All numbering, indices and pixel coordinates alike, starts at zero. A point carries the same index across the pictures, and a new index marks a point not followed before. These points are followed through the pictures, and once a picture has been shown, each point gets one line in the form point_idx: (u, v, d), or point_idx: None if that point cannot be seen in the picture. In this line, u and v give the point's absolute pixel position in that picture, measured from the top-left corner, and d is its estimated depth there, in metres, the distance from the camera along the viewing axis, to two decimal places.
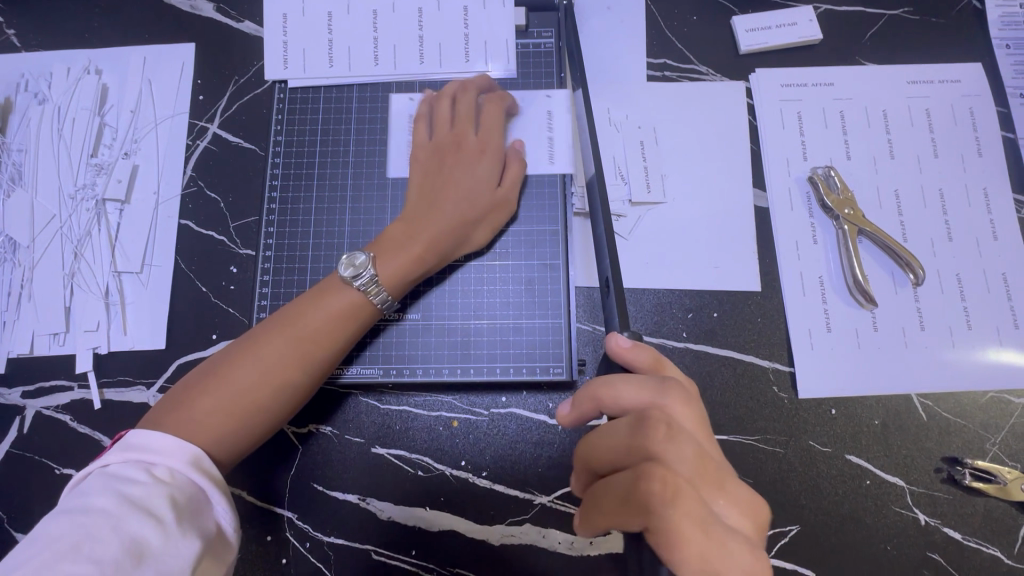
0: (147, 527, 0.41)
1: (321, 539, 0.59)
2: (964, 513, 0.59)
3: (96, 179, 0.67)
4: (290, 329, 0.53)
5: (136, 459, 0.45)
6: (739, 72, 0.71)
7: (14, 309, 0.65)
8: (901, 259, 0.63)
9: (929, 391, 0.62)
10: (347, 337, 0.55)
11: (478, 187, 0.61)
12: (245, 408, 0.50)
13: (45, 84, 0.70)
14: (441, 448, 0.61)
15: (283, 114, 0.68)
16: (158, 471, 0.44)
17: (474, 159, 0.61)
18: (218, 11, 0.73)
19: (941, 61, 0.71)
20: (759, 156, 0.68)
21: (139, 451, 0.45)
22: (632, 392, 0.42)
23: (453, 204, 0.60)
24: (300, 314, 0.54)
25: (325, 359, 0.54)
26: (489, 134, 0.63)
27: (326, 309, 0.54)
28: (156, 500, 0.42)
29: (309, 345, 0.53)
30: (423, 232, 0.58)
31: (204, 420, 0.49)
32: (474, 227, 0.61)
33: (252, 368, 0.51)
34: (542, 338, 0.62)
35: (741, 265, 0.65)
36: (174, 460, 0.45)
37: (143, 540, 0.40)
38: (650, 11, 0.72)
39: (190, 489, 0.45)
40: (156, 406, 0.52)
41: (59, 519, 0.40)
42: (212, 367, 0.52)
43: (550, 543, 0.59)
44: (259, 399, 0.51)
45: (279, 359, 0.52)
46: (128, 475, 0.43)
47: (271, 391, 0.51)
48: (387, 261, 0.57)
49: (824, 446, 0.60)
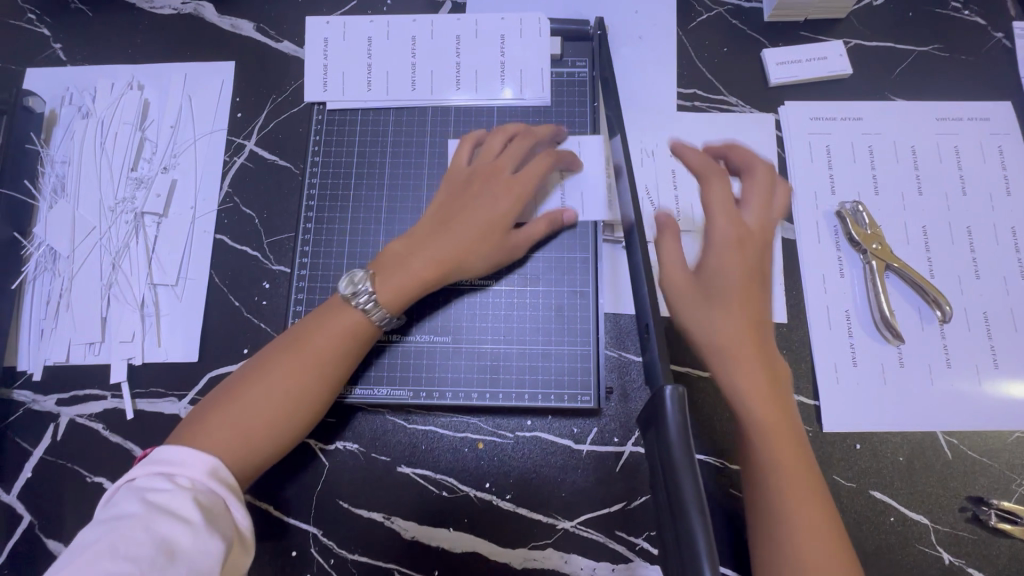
0: (175, 528, 0.42)
1: (345, 554, 0.60)
2: (989, 553, 0.58)
3: (136, 193, 0.69)
4: (300, 352, 0.54)
5: (159, 471, 0.46)
6: (769, 104, 0.72)
7: (52, 317, 0.66)
8: (928, 295, 0.64)
9: (955, 429, 0.62)
10: (352, 357, 0.56)
11: (490, 223, 0.60)
12: (259, 430, 0.51)
13: (89, 98, 0.72)
14: (466, 469, 0.62)
15: (320, 135, 0.70)
16: (181, 480, 0.45)
17: (504, 195, 0.61)
18: (258, 31, 0.75)
19: (970, 98, 0.72)
20: (787, 188, 0.69)
21: (161, 464, 0.46)
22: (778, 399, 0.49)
23: (462, 232, 0.59)
24: (308, 335, 0.55)
25: (337, 373, 0.55)
26: (528, 176, 0.61)
27: (336, 332, 0.55)
28: (181, 504, 0.43)
29: (319, 364, 0.53)
30: (426, 252, 0.58)
31: (225, 437, 0.49)
32: (477, 256, 0.59)
33: (264, 391, 0.52)
34: (570, 364, 0.63)
35: (767, 297, 0.65)
36: (195, 470, 0.46)
37: (172, 540, 0.41)
38: (681, 42, 0.73)
39: (213, 495, 0.46)
40: (183, 421, 0.51)
41: (94, 527, 0.42)
42: (230, 390, 0.52)
43: (572, 568, 0.59)
44: (284, 410, 0.52)
45: (294, 381, 0.52)
46: (154, 484, 0.44)
47: (292, 404, 0.52)
48: (387, 277, 0.57)
49: (848, 481, 0.61)
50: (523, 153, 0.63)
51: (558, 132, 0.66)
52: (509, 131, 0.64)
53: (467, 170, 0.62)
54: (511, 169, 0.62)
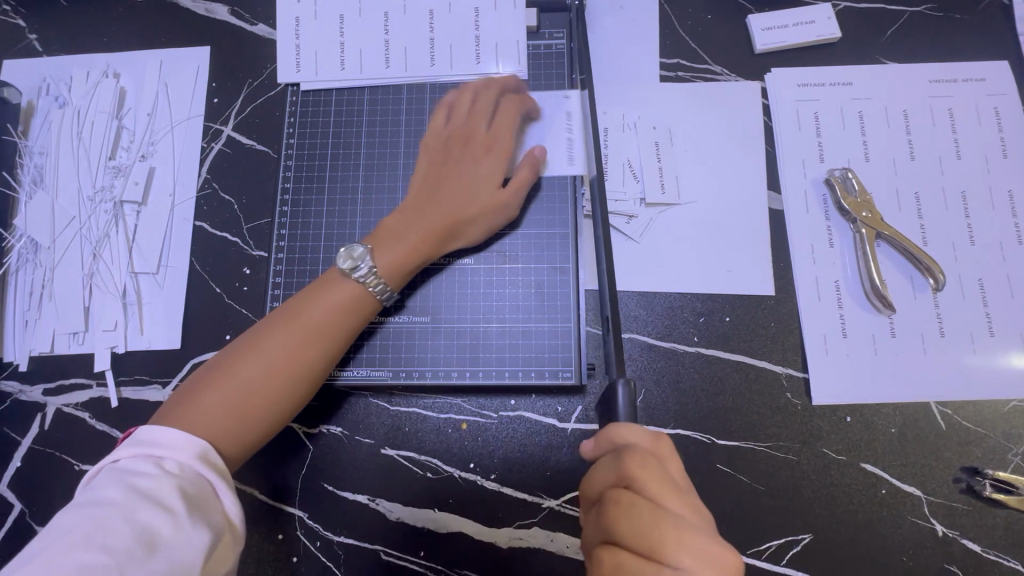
0: (157, 517, 0.41)
1: (331, 537, 0.60)
2: (984, 525, 0.57)
3: (114, 181, 0.69)
4: (294, 324, 0.53)
5: (146, 454, 0.45)
6: (755, 72, 0.70)
7: (36, 308, 0.66)
8: (920, 263, 0.62)
9: (948, 399, 0.60)
10: (348, 329, 0.55)
11: (482, 188, 0.61)
12: (252, 403, 0.50)
13: (65, 88, 0.72)
14: (449, 449, 0.61)
15: (295, 118, 0.69)
16: (168, 465, 0.45)
17: (494, 159, 0.62)
18: (233, 14, 0.74)
19: (965, 59, 0.69)
20: (774, 158, 0.67)
21: (147, 446, 0.46)
22: (647, 450, 0.46)
23: (448, 198, 0.60)
24: (301, 307, 0.54)
25: (332, 346, 0.54)
26: (503, 135, 0.62)
27: (331, 306, 0.55)
28: (166, 492, 0.42)
29: (314, 338, 0.53)
30: (421, 221, 0.59)
31: (218, 413, 0.49)
32: (471, 222, 0.60)
33: (259, 364, 0.51)
34: (552, 342, 0.62)
35: (754, 269, 0.64)
36: (184, 455, 0.46)
37: (154, 530, 0.41)
38: (663, 10, 0.71)
39: (199, 482, 0.45)
40: (171, 400, 0.51)
41: (71, 511, 0.41)
42: (221, 365, 0.52)
43: (558, 546, 0.58)
44: (278, 383, 0.51)
45: (286, 354, 0.52)
46: (138, 469, 0.44)
47: (285, 377, 0.52)
48: (385, 251, 0.57)
49: (838, 454, 0.59)
50: (512, 118, 0.63)
51: (553, 88, 0.65)
52: (498, 95, 0.64)
53: (444, 137, 0.63)
54: (485, 130, 0.63)
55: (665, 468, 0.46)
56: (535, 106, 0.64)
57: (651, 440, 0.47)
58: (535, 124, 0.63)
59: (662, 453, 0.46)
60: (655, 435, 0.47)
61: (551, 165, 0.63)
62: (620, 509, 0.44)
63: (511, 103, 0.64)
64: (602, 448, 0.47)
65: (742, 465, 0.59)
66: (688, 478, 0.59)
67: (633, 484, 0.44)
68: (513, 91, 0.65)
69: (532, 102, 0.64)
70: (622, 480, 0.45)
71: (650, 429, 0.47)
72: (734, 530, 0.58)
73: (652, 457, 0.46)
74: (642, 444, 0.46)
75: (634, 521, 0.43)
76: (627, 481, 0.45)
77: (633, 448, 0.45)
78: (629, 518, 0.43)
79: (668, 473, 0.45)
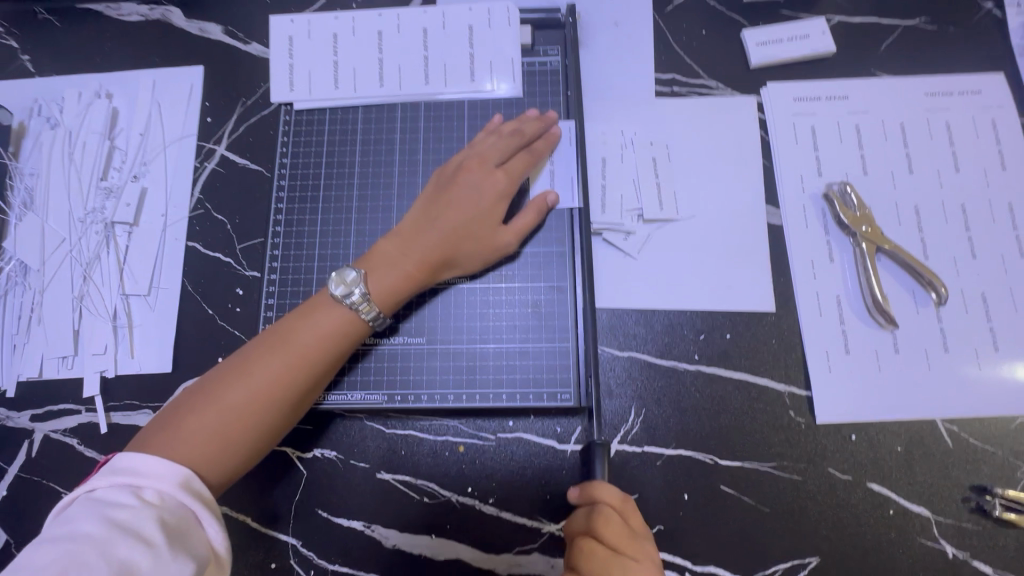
0: (136, 550, 0.39)
1: (325, 566, 0.58)
2: (995, 546, 0.56)
3: (106, 203, 0.68)
4: (281, 353, 0.52)
5: (125, 483, 0.44)
6: (749, 86, 0.69)
7: (25, 332, 0.65)
8: (922, 277, 0.61)
9: (955, 417, 0.59)
10: (337, 355, 0.54)
11: (479, 215, 0.60)
12: (236, 431, 0.49)
13: (57, 109, 0.71)
14: (447, 473, 0.60)
15: (289, 137, 0.69)
16: (148, 495, 0.43)
17: (489, 185, 0.60)
18: (226, 33, 0.74)
19: (960, 72, 0.69)
20: (771, 172, 0.67)
21: (127, 474, 0.44)
22: (613, 500, 0.48)
23: (450, 227, 0.59)
24: (290, 331, 0.53)
25: (321, 370, 0.53)
26: (512, 169, 0.61)
27: (320, 336, 0.53)
28: (144, 524, 0.41)
29: (301, 364, 0.52)
30: (414, 249, 0.58)
31: (200, 439, 0.47)
32: (467, 251, 0.59)
33: (241, 394, 0.50)
34: (549, 361, 0.61)
35: (754, 285, 0.63)
36: (164, 483, 0.44)
37: (132, 563, 0.39)
38: (657, 26, 0.71)
39: (180, 511, 0.43)
40: (149, 425, 0.50)
41: (44, 546, 0.39)
42: (204, 388, 0.50)
43: (559, 572, 0.57)
44: (264, 410, 0.50)
45: (273, 379, 0.51)
46: (116, 500, 0.42)
47: (271, 403, 0.50)
48: (379, 276, 0.56)
49: (843, 473, 0.58)
50: (508, 144, 0.62)
51: (550, 120, 0.64)
52: (497, 125, 0.64)
53: (457, 164, 0.62)
54: (496, 162, 0.62)
55: (630, 527, 0.48)
56: (548, 145, 0.63)
57: (620, 500, 0.49)
58: (530, 153, 0.62)
59: (628, 514, 0.49)
60: (624, 496, 0.50)
61: (549, 195, 0.62)
62: (582, 557, 0.46)
63: (531, 138, 0.63)
64: (580, 499, 0.50)
65: (746, 487, 0.58)
66: (691, 500, 0.58)
67: (597, 534, 0.46)
68: (531, 124, 0.64)
69: (548, 144, 0.63)
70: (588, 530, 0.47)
71: (620, 489, 0.50)
72: (739, 553, 0.56)
73: (618, 513, 0.48)
74: (610, 501, 0.49)
75: (595, 568, 0.45)
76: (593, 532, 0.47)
77: (603, 502, 0.48)
78: (592, 566, 0.45)
79: (633, 531, 0.47)
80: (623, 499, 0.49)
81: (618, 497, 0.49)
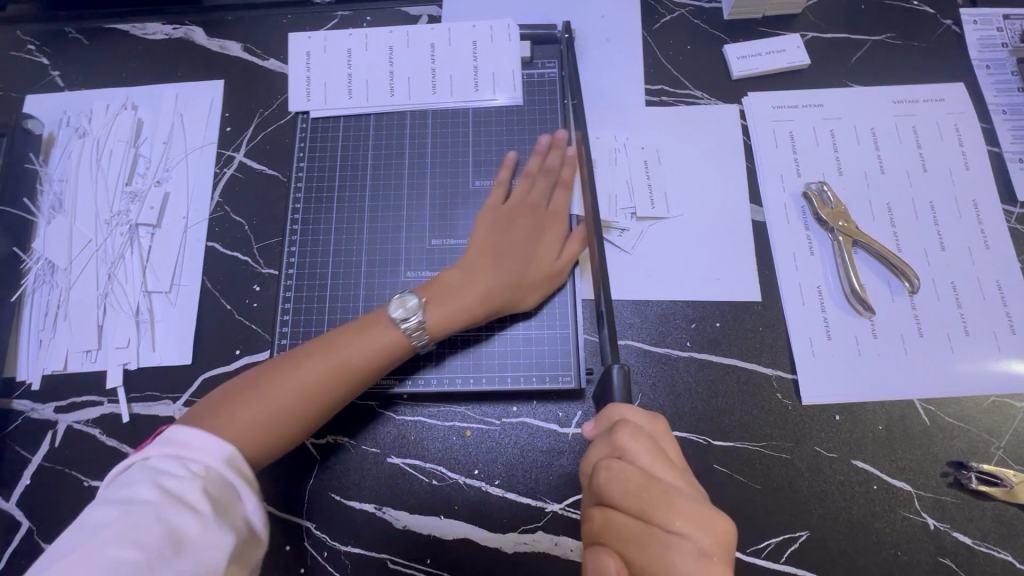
0: (186, 519, 0.42)
1: (338, 547, 0.61)
2: (973, 518, 0.59)
3: (130, 206, 0.72)
4: (327, 355, 0.55)
5: (172, 453, 0.46)
6: (732, 96, 0.75)
7: (51, 328, 0.68)
8: (896, 268, 0.66)
9: (932, 397, 0.63)
10: (379, 368, 0.57)
11: (535, 251, 0.64)
12: (280, 422, 0.52)
13: (85, 119, 0.76)
14: (455, 456, 0.63)
15: (305, 143, 0.73)
16: (197, 468, 0.46)
17: (539, 225, 0.65)
18: (246, 50, 0.79)
19: (925, 81, 0.75)
20: (754, 173, 0.72)
21: (177, 446, 0.47)
22: (641, 423, 0.49)
23: (513, 262, 0.63)
24: (340, 341, 0.57)
25: (362, 378, 0.56)
26: (558, 205, 0.66)
27: (371, 344, 0.57)
28: (194, 495, 0.43)
29: (346, 371, 0.55)
30: (475, 284, 0.61)
31: (246, 424, 0.51)
32: (529, 286, 0.63)
33: (290, 391, 0.53)
34: (551, 348, 0.65)
35: (741, 277, 0.68)
36: (211, 458, 0.47)
37: (181, 530, 0.42)
38: (646, 42, 0.77)
39: (225, 485, 0.46)
40: (196, 405, 0.54)
41: (106, 506, 0.42)
42: (253, 380, 0.54)
43: (562, 550, 0.60)
44: (306, 407, 0.54)
45: (319, 382, 0.54)
46: (169, 470, 0.45)
47: (313, 403, 0.54)
48: (440, 307, 0.59)
49: (829, 451, 0.62)
50: (544, 181, 0.67)
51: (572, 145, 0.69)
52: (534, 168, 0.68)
53: (508, 206, 0.66)
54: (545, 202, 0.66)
55: (660, 446, 0.48)
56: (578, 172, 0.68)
57: (648, 420, 0.50)
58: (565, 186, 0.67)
59: (658, 433, 0.49)
60: (653, 417, 0.50)
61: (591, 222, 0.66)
62: (609, 475, 0.46)
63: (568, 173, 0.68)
64: (603, 425, 0.51)
65: (738, 466, 0.61)
66: None
67: (624, 452, 0.47)
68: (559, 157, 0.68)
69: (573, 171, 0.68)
70: (615, 449, 0.48)
71: (647, 412, 0.50)
72: None
73: (648, 433, 0.48)
74: (639, 423, 0.49)
75: (623, 486, 0.46)
76: (619, 451, 0.47)
77: (630, 422, 0.49)
78: (619, 484, 0.46)
79: (663, 450, 0.47)
80: (652, 423, 0.50)
81: (647, 421, 0.50)
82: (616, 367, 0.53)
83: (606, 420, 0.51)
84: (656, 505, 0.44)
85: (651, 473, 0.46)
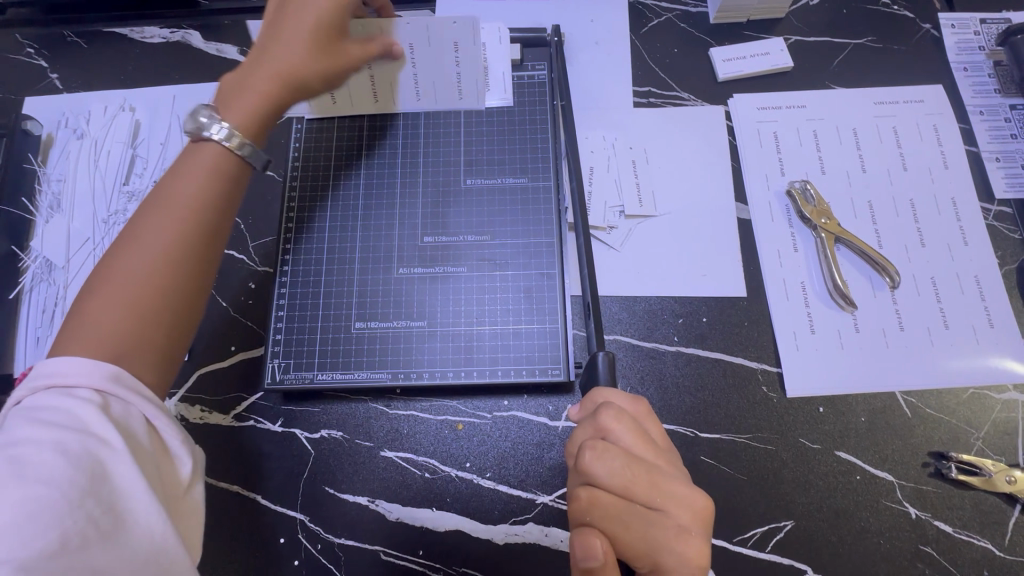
0: (85, 447, 0.40)
1: (332, 540, 0.62)
2: (954, 507, 0.60)
3: (128, 205, 0.73)
4: (166, 213, 0.49)
5: (50, 387, 0.43)
6: (717, 97, 0.77)
7: (47, 325, 0.69)
8: (877, 264, 0.67)
9: (913, 389, 0.64)
10: (220, 192, 0.52)
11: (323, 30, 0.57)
12: (140, 296, 0.46)
13: (83, 121, 0.77)
14: (447, 449, 0.64)
15: (299, 143, 0.75)
16: (81, 392, 0.43)
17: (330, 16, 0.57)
18: (242, 54, 0.81)
19: (905, 83, 0.77)
20: (740, 172, 0.74)
21: (48, 380, 0.43)
22: (625, 406, 0.51)
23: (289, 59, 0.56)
24: (173, 180, 0.51)
25: (212, 209, 0.51)
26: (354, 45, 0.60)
27: (190, 199, 0.51)
28: (88, 419, 0.41)
29: (194, 212, 0.50)
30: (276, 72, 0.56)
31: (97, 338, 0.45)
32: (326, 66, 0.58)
33: (137, 260, 0.47)
34: (541, 342, 0.66)
35: (727, 273, 0.69)
36: (91, 379, 0.43)
37: (84, 458, 0.40)
38: (633, 46, 0.80)
39: (122, 402, 0.44)
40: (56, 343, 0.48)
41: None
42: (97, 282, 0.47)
43: (552, 541, 0.61)
44: (168, 256, 0.48)
45: (169, 235, 0.48)
46: (53, 403, 0.42)
47: (172, 274, 0.48)
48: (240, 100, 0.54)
49: (813, 443, 0.63)
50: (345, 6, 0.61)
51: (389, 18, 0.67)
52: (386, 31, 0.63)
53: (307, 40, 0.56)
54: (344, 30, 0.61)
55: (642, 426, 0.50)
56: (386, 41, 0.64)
57: (631, 403, 0.52)
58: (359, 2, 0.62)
59: (639, 415, 0.51)
60: (635, 400, 0.52)
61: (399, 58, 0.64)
62: (595, 455, 0.47)
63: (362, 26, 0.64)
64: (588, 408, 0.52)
65: (725, 457, 0.63)
66: None
67: (608, 433, 0.49)
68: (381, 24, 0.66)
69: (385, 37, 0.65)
70: (600, 431, 0.49)
71: (629, 395, 0.52)
72: (720, 518, 0.61)
73: (631, 415, 0.50)
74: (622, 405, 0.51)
75: (609, 465, 0.47)
76: (604, 432, 0.49)
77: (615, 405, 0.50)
78: (605, 463, 0.47)
79: (645, 431, 0.50)
80: (635, 404, 0.52)
81: (630, 403, 0.52)
82: (601, 354, 0.55)
83: (590, 403, 0.52)
84: (642, 484, 0.46)
85: (637, 454, 0.48)
